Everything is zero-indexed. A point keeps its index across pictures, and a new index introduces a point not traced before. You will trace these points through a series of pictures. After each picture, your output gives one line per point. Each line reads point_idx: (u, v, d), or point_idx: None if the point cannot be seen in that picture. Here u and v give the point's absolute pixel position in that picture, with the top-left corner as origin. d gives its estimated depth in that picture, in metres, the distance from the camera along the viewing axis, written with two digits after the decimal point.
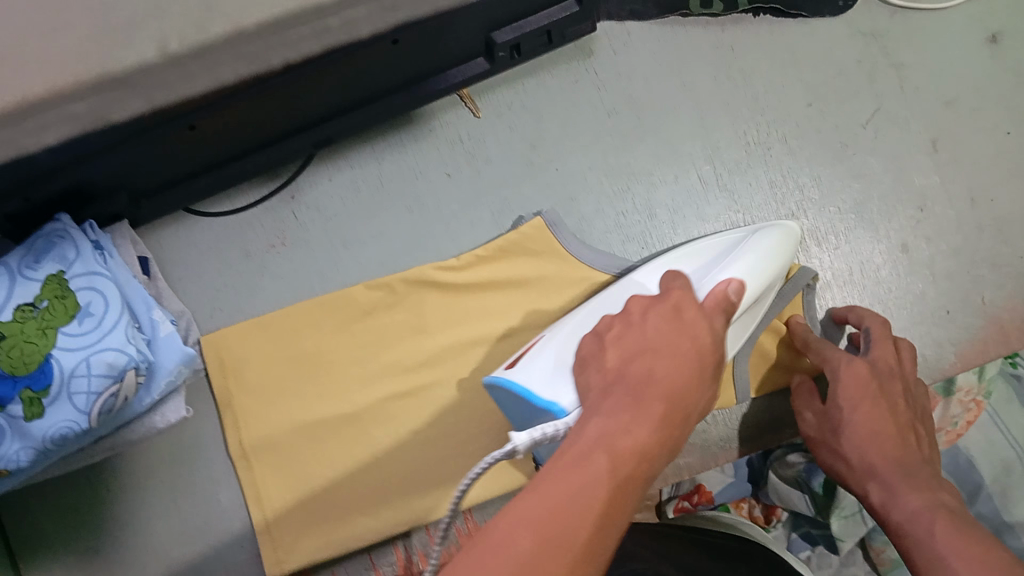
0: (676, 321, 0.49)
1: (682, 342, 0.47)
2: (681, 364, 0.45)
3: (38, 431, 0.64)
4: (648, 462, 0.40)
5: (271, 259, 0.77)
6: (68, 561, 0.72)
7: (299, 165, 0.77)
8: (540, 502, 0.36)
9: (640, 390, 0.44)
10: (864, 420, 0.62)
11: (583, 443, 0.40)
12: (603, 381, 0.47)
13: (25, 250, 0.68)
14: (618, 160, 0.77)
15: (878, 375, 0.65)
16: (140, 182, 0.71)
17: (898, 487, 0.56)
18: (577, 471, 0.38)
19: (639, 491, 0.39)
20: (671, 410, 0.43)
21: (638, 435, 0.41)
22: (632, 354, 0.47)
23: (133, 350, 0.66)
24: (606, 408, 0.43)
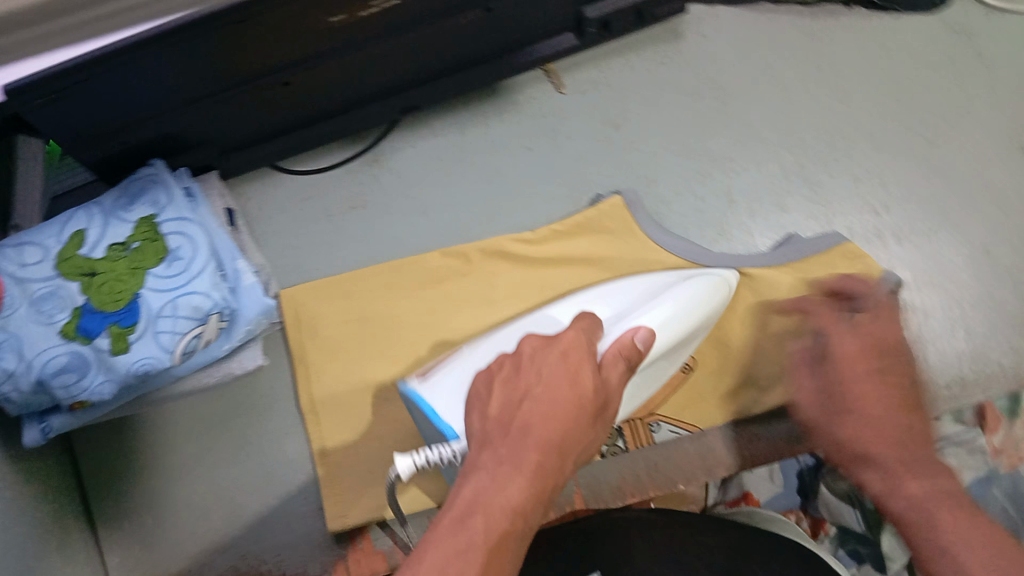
0: (567, 361, 0.48)
1: (580, 381, 0.47)
2: (563, 410, 0.45)
3: (123, 366, 0.66)
4: (524, 520, 0.41)
5: (349, 221, 0.78)
6: (136, 496, 0.76)
7: (384, 130, 0.79)
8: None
9: (519, 438, 0.44)
10: (805, 389, 0.61)
11: (459, 506, 0.41)
12: (489, 428, 0.46)
13: (120, 192, 0.71)
14: (699, 143, 0.77)
15: (822, 357, 0.65)
16: (229, 136, 0.73)
17: (896, 471, 0.49)
18: (452, 535, 0.40)
19: (519, 541, 0.41)
20: (547, 461, 0.43)
21: (512, 494, 0.41)
22: (516, 399, 0.46)
23: (218, 296, 0.68)
24: (483, 460, 0.43)
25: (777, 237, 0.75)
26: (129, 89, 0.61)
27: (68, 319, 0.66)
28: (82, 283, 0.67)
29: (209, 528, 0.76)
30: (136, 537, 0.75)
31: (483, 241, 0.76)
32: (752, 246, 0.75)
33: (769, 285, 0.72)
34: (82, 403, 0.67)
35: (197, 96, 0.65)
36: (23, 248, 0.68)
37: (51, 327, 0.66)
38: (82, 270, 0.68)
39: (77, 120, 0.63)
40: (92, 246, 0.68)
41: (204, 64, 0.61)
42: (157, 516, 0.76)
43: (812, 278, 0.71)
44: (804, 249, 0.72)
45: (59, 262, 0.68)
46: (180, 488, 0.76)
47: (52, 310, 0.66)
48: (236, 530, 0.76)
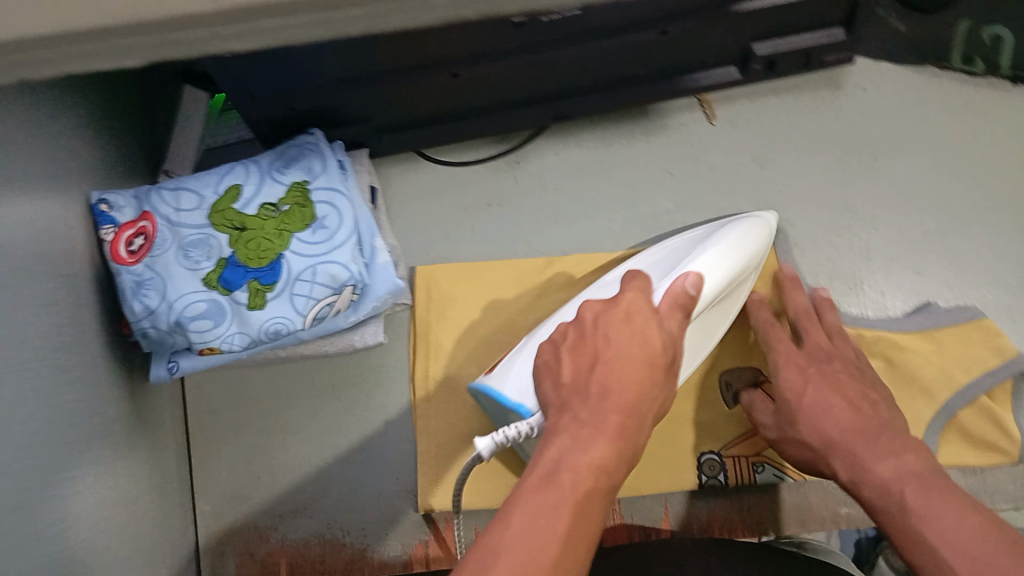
0: (629, 321, 0.51)
1: (653, 344, 0.49)
2: (642, 367, 0.48)
3: (257, 322, 0.69)
4: (608, 476, 0.43)
5: (484, 216, 0.80)
6: (238, 446, 0.79)
7: (531, 134, 0.80)
8: (506, 528, 0.38)
9: (602, 397, 0.46)
10: (816, 395, 0.63)
11: (547, 462, 0.43)
12: (566, 396, 0.48)
13: (276, 155, 0.73)
14: (841, 196, 0.77)
15: (814, 357, 0.67)
16: (385, 117, 0.75)
17: (868, 462, 0.56)
18: (544, 492, 0.41)
19: (608, 496, 0.43)
20: (627, 423, 0.45)
21: (599, 449, 0.43)
22: (586, 365, 0.49)
23: (355, 269, 0.70)
24: (563, 426, 0.45)
25: (908, 301, 0.75)
26: (308, 61, 0.63)
27: (213, 268, 0.69)
28: (231, 235, 0.70)
29: (302, 490, 0.78)
30: (229, 488, 0.78)
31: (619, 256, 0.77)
32: (881, 304, 0.75)
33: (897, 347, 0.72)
34: (212, 349, 0.69)
35: (366, 78, 0.67)
36: (180, 193, 0.70)
37: (195, 273, 0.68)
38: (232, 224, 0.70)
39: (253, 79, 0.66)
40: (246, 202, 0.71)
41: (383, 47, 0.63)
42: (254, 470, 0.79)
43: (944, 348, 0.72)
44: (941, 319, 0.72)
45: (212, 213, 0.70)
46: (279, 449, 0.79)
47: (199, 256, 0.69)
48: (327, 499, 0.78)
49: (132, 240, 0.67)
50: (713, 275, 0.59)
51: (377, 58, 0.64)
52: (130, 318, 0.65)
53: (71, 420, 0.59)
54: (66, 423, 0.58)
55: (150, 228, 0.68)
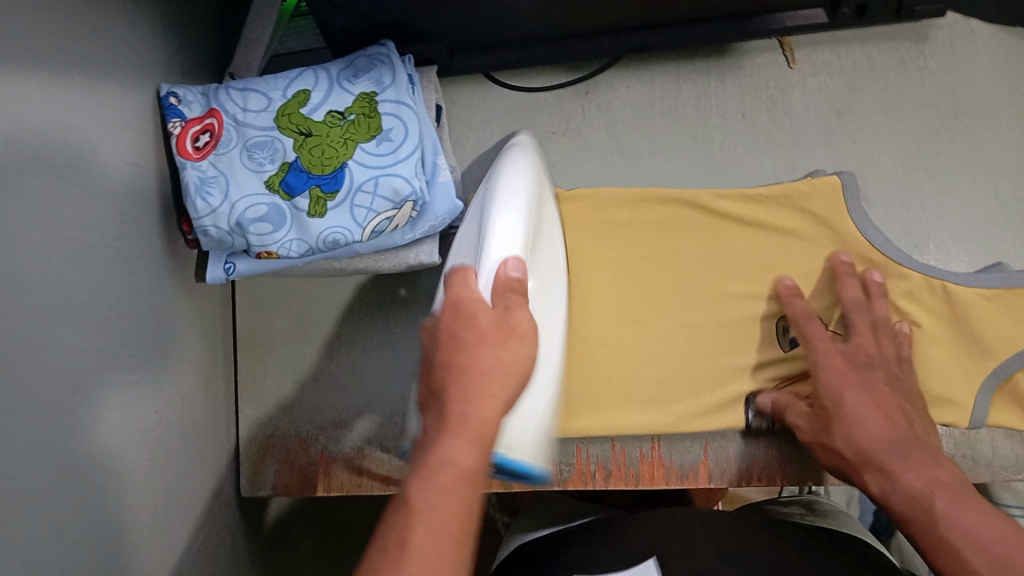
0: (488, 307, 0.50)
1: (477, 322, 0.49)
2: (456, 359, 0.48)
3: (316, 230, 0.68)
4: (469, 471, 0.44)
5: (549, 145, 0.79)
6: (286, 355, 0.81)
7: (603, 64, 0.78)
8: (391, 547, 0.42)
9: (448, 395, 0.47)
10: (859, 404, 0.65)
11: (410, 478, 0.45)
12: (431, 404, 0.49)
13: (347, 64, 0.73)
14: (918, 153, 0.75)
15: (855, 362, 0.68)
16: (459, 35, 0.74)
17: (898, 471, 0.59)
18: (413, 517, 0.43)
19: (473, 491, 0.44)
20: (483, 412, 0.46)
21: (444, 450, 0.44)
22: (440, 368, 0.49)
23: (417, 185, 0.69)
24: (423, 441, 0.47)
25: (975, 264, 0.73)
26: None
27: (276, 171, 0.69)
28: (296, 141, 0.69)
29: (344, 402, 0.79)
30: (274, 394, 0.80)
31: (686, 192, 0.76)
32: (944, 265, 0.74)
33: (961, 305, 0.71)
34: (270, 254, 0.69)
35: None
36: (247, 94, 0.71)
37: (258, 174, 0.69)
38: (298, 128, 0.70)
39: None
40: (313, 108, 0.70)
41: None
42: (301, 377, 0.80)
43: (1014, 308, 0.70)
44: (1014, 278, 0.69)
45: (279, 116, 0.70)
46: (325, 361, 0.80)
47: (263, 158, 0.69)
48: (368, 413, 0.78)
49: (198, 136, 0.68)
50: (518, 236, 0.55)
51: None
52: (193, 215, 0.66)
53: (126, 307, 0.60)
54: (118, 307, 0.59)
55: (216, 126, 0.69)
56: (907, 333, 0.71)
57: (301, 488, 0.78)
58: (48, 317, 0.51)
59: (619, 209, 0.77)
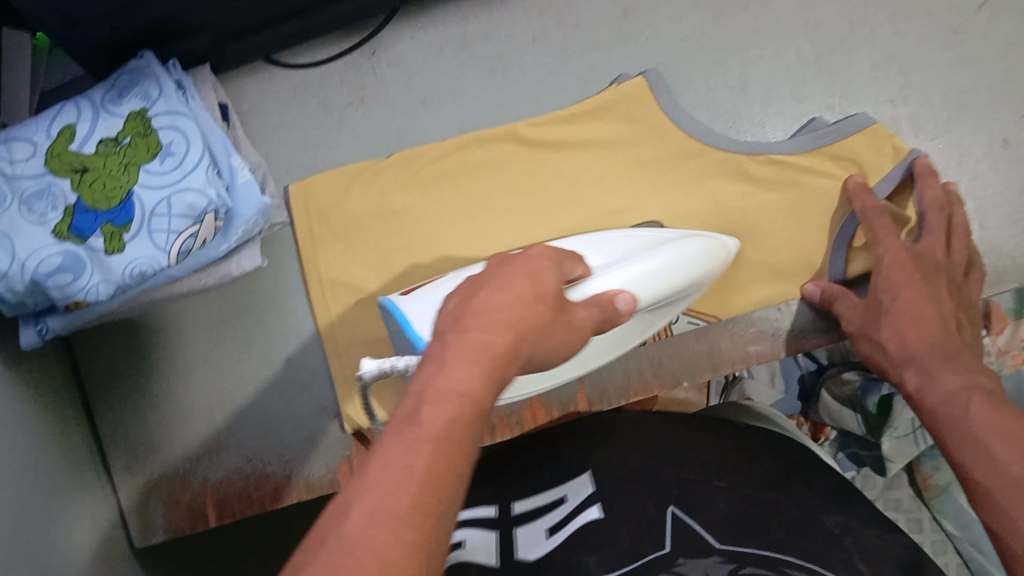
0: (529, 272, 0.42)
1: (541, 281, 0.42)
2: (528, 299, 0.40)
3: (119, 267, 0.64)
4: (478, 404, 0.35)
5: (349, 115, 0.75)
6: (139, 397, 0.75)
7: (382, 20, 0.76)
8: (365, 483, 0.31)
9: (468, 320, 0.38)
10: (904, 306, 0.61)
11: (406, 402, 0.35)
12: (444, 322, 0.39)
13: (109, 86, 0.69)
14: (711, 31, 0.74)
15: (923, 263, 0.64)
16: (221, 26, 0.69)
17: (939, 370, 0.56)
18: (399, 433, 0.33)
19: (474, 432, 0.35)
20: (501, 339, 0.37)
21: (458, 376, 0.35)
22: (468, 296, 0.40)
23: (213, 193, 0.66)
24: (432, 350, 0.38)
25: (790, 130, 0.73)
26: None
27: (61, 218, 0.64)
28: (73, 179, 0.65)
29: (214, 430, 0.75)
30: (139, 441, 0.75)
31: (501, 128, 0.74)
32: (762, 137, 0.73)
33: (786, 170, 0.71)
34: (78, 304, 0.65)
35: None
36: (11, 143, 0.65)
37: (44, 227, 0.63)
38: (72, 166, 0.65)
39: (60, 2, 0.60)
40: (82, 141, 0.66)
41: None
42: (161, 417, 0.75)
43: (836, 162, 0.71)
44: (831, 132, 0.70)
45: (48, 158, 0.65)
46: (184, 390, 0.76)
47: (44, 208, 0.64)
48: (241, 432, 0.75)
49: None
50: (647, 287, 0.55)
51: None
52: None
53: None
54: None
55: None
56: (975, 269, 0.68)
57: (192, 524, 0.74)
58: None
59: (440, 162, 0.74)
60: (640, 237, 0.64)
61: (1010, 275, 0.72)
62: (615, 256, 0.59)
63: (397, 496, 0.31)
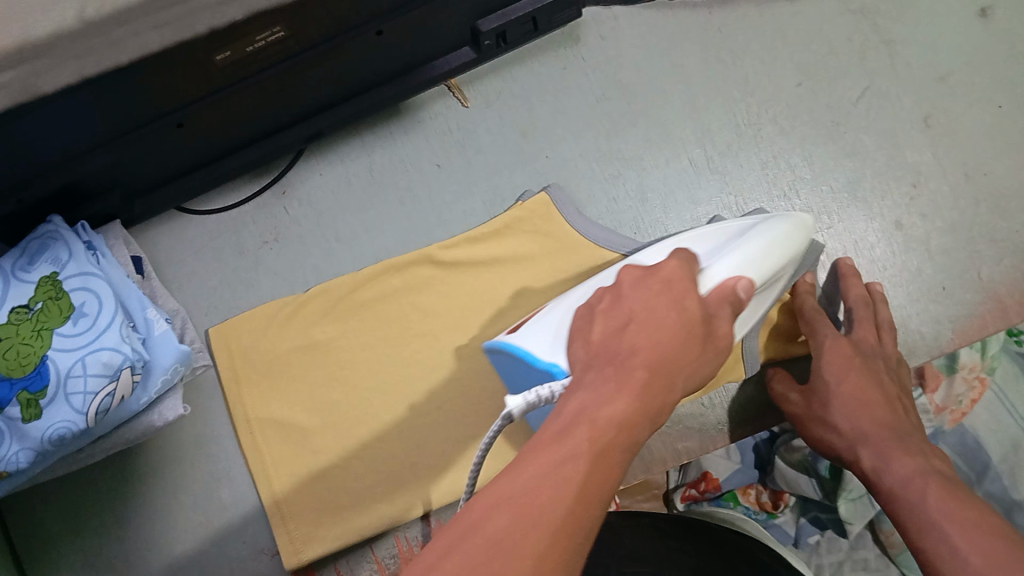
0: (666, 292, 0.45)
1: (668, 312, 0.44)
2: (667, 336, 0.42)
3: (37, 433, 0.64)
4: (631, 436, 0.38)
5: (264, 255, 0.77)
6: (70, 558, 0.73)
7: (292, 158, 0.78)
8: (522, 478, 0.34)
9: (624, 362, 0.41)
10: (849, 392, 0.65)
11: (561, 420, 0.38)
12: (595, 354, 0.43)
13: (19, 252, 0.69)
14: (607, 144, 0.77)
15: (863, 352, 0.68)
16: (129, 184, 0.71)
17: (896, 451, 0.59)
18: (554, 446, 0.36)
19: (626, 459, 0.37)
20: (654, 380, 0.41)
21: (617, 407, 0.38)
22: (617, 328, 0.44)
23: (128, 350, 0.66)
24: (586, 381, 0.41)
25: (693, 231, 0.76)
26: (14, 160, 0.59)
27: None
28: None
29: None
30: None
31: (416, 254, 0.75)
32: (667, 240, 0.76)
33: None
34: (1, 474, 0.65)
35: (90, 151, 0.63)
36: None
37: None
38: None
39: None
40: None
41: (90, 122, 0.59)
42: None
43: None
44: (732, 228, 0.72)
45: None
46: (116, 546, 0.74)
47: None
48: None
49: None
50: (755, 270, 0.53)
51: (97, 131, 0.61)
52: None
53: None
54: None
55: None
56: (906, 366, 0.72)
57: None
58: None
59: (358, 293, 0.75)
60: (718, 222, 0.61)
61: (917, 352, 0.74)
62: (716, 242, 0.56)
63: (554, 501, 0.33)
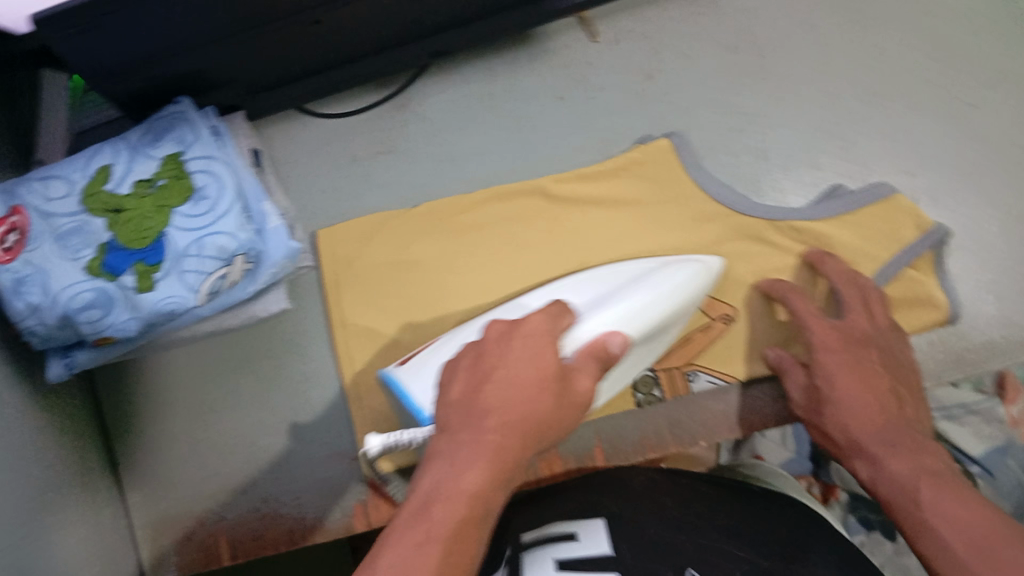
0: (523, 346, 0.52)
1: (529, 369, 0.51)
2: (526, 389, 0.50)
3: (148, 304, 0.66)
4: (483, 498, 0.47)
5: (375, 166, 0.77)
6: (159, 436, 0.77)
7: (411, 75, 0.78)
8: (388, 564, 0.42)
9: (477, 425, 0.49)
10: (855, 395, 0.62)
11: (422, 493, 0.47)
12: (453, 416, 0.50)
13: (146, 128, 0.70)
14: (733, 98, 0.76)
15: (851, 340, 0.66)
16: (257, 79, 0.72)
17: (885, 456, 0.58)
18: (414, 531, 0.44)
19: (479, 526, 0.46)
20: (504, 439, 0.49)
21: (472, 476, 0.47)
22: (474, 387, 0.51)
23: (243, 237, 0.67)
24: (445, 449, 0.48)
25: (811, 196, 0.75)
26: (155, 21, 0.60)
27: (95, 255, 0.66)
28: (110, 219, 0.67)
29: (236, 473, 0.76)
30: (160, 479, 0.76)
31: (530, 183, 0.75)
32: (782, 202, 0.75)
33: (816, 236, 0.72)
34: (107, 338, 0.67)
35: (226, 34, 0.64)
36: (49, 181, 0.67)
37: (77, 262, 0.66)
38: (109, 206, 0.67)
39: (106, 51, 0.62)
40: (118, 182, 0.68)
41: None
42: (184, 457, 0.77)
43: (856, 231, 0.72)
44: (855, 201, 0.72)
45: (86, 197, 0.67)
46: (203, 429, 0.77)
47: (78, 245, 0.66)
48: (260, 477, 0.76)
49: (6, 238, 0.65)
50: (634, 324, 0.61)
51: (230, 17, 0.62)
52: (15, 317, 0.65)
53: None
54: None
55: (21, 222, 0.66)
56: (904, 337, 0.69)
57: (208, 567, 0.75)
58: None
59: (465, 214, 0.75)
60: (621, 266, 0.69)
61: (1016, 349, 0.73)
62: (599, 294, 0.64)
63: None
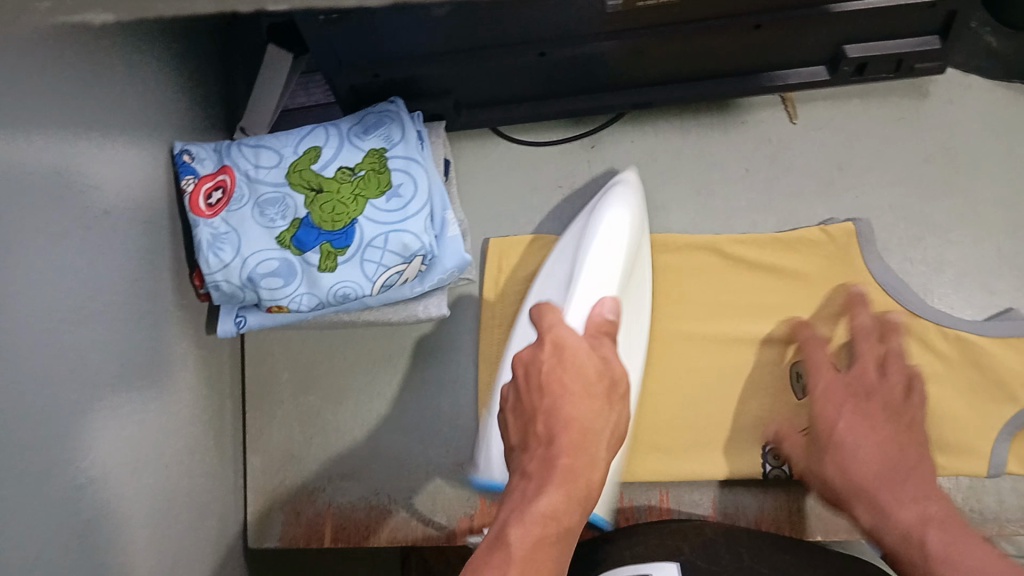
0: (563, 359, 0.49)
1: (585, 373, 0.48)
2: (588, 402, 0.46)
3: (326, 284, 0.69)
4: (563, 523, 0.43)
5: (553, 198, 0.80)
6: (290, 407, 0.79)
7: (608, 120, 0.81)
8: None
9: (548, 456, 0.44)
10: (847, 426, 0.59)
11: (501, 527, 0.43)
12: (519, 447, 0.48)
13: (356, 120, 0.73)
14: (917, 207, 0.77)
15: (857, 386, 0.63)
16: (468, 92, 0.75)
17: (889, 503, 0.53)
18: (494, 557, 0.41)
19: (560, 547, 0.42)
20: (577, 462, 0.44)
21: (548, 500, 0.43)
22: (529, 418, 0.47)
23: (426, 240, 0.70)
24: (517, 484, 0.45)
25: (978, 314, 0.74)
26: (387, 32, 0.63)
27: (287, 227, 0.69)
28: (308, 197, 0.70)
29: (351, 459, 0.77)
30: (279, 447, 0.78)
31: (702, 239, 0.77)
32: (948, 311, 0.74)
33: (984, 351, 0.71)
34: (281, 308, 0.70)
35: (450, 51, 0.67)
36: (260, 150, 0.71)
37: (269, 231, 0.69)
38: (310, 185, 0.70)
39: (339, 46, 0.65)
40: (324, 164, 0.71)
41: (464, 24, 0.62)
42: (308, 431, 0.78)
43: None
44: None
45: (290, 172, 0.71)
46: (333, 412, 0.79)
47: (274, 214, 0.69)
48: (372, 468, 0.77)
49: (211, 194, 0.68)
50: (609, 277, 0.62)
51: (467, 32, 0.64)
52: (205, 270, 0.67)
53: (131, 359, 0.58)
54: (127, 353, 0.57)
55: (229, 182, 0.69)
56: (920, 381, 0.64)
57: (307, 541, 0.75)
58: (60, 363, 0.49)
59: None
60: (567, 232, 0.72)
61: None
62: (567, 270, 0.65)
63: None
